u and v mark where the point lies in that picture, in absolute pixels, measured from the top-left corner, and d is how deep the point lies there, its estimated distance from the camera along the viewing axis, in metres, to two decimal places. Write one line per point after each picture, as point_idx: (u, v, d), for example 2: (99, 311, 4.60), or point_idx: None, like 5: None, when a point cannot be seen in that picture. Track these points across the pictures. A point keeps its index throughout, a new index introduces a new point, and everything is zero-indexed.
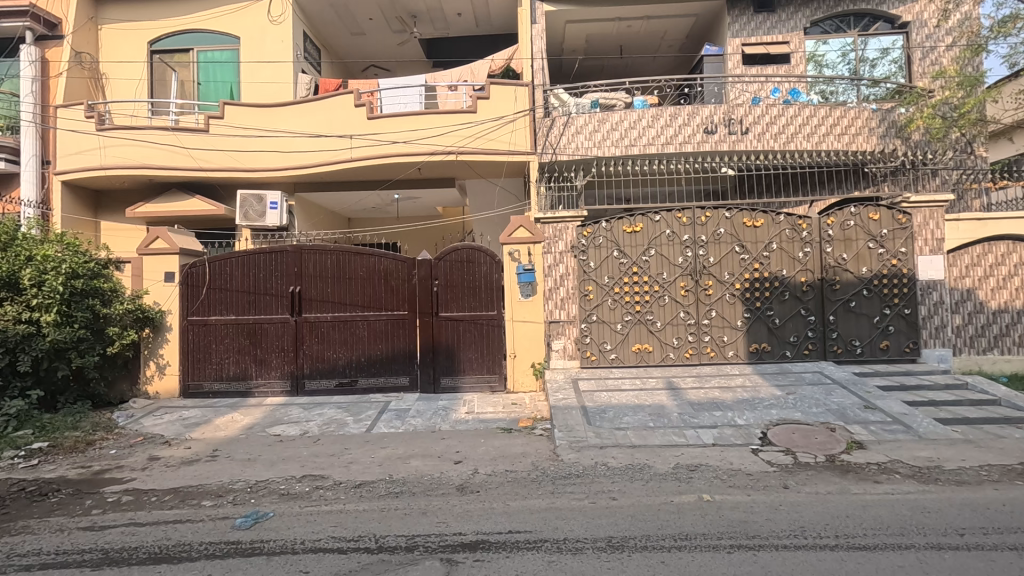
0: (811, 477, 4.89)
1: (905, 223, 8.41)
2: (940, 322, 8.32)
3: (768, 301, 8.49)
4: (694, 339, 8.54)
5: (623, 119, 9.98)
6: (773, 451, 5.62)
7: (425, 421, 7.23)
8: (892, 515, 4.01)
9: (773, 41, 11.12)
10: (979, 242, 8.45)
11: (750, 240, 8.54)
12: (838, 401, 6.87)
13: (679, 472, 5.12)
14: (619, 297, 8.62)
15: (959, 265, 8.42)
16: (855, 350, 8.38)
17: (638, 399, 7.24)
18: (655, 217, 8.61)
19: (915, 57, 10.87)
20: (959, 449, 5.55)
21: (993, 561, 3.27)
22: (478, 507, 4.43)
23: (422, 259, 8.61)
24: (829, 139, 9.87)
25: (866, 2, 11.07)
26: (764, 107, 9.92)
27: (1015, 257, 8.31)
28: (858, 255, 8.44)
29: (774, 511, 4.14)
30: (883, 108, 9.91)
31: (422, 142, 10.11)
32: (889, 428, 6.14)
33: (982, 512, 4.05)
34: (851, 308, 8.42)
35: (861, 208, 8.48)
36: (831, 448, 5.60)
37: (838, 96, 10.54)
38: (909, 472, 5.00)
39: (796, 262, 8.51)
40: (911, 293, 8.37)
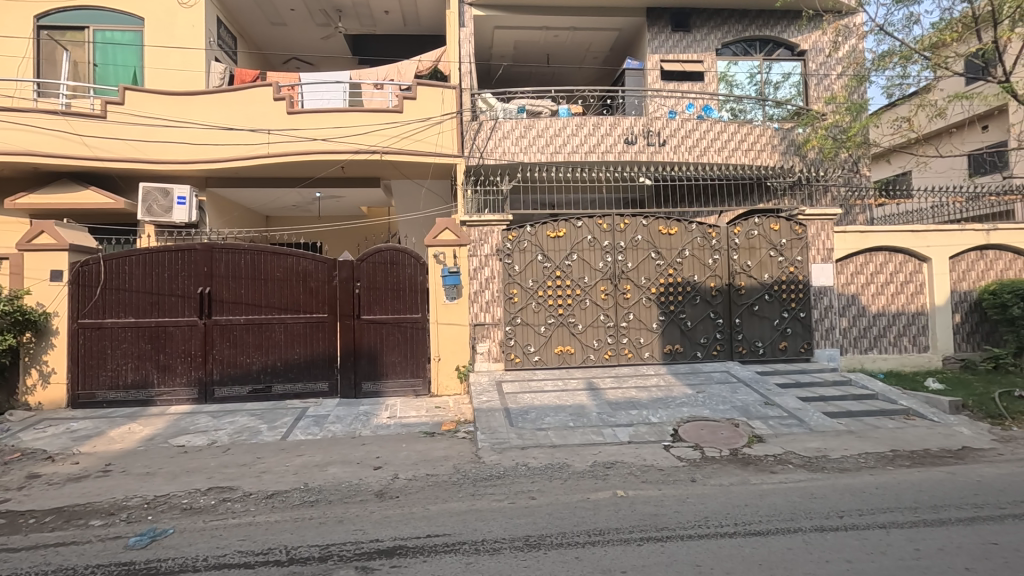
0: (716, 470, 5.23)
1: (801, 233, 9.19)
2: (829, 324, 9.15)
3: (681, 305, 8.97)
4: (613, 341, 8.87)
5: (548, 127, 10.24)
6: (683, 447, 5.94)
7: (345, 427, 7.02)
8: (784, 502, 4.36)
9: (689, 59, 11.79)
10: (862, 252, 9.36)
11: (665, 247, 9.00)
12: (742, 398, 7.38)
13: (596, 470, 5.30)
14: (543, 300, 8.80)
15: (846, 273, 9.32)
16: (757, 350, 9.04)
17: (559, 400, 7.42)
18: (578, 222, 8.88)
19: (811, 83, 11.98)
20: (843, 439, 6.14)
21: (866, 539, 3.65)
22: (397, 513, 4.36)
23: (343, 260, 8.38)
24: (737, 153, 10.64)
25: (771, 28, 11.94)
26: (680, 121, 10.55)
27: (890, 266, 9.37)
28: (761, 262, 9.12)
29: (682, 503, 4.39)
30: (784, 128, 10.91)
31: (344, 140, 9.82)
32: (786, 422, 6.68)
33: (859, 495, 4.50)
34: (755, 311, 9.07)
35: (763, 219, 9.17)
36: (735, 442, 6.01)
37: (747, 113, 11.18)
38: (801, 462, 5.46)
39: (706, 268, 9.05)
40: (806, 297, 9.15)
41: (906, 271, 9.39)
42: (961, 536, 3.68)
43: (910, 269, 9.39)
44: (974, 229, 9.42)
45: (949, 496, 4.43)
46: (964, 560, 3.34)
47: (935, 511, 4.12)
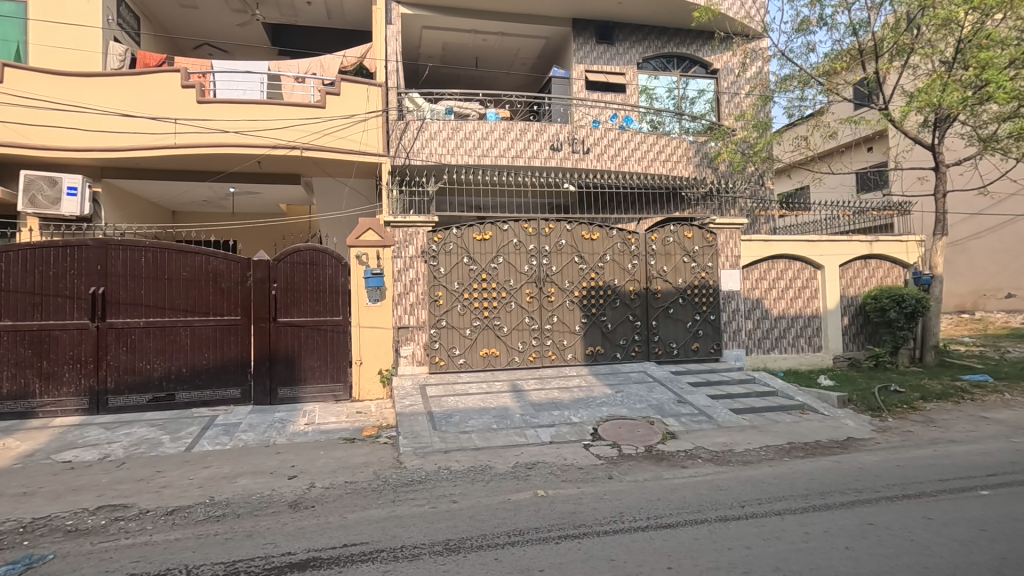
0: (631, 467, 5.44)
1: (711, 241, 9.79)
2: (737, 326, 9.80)
3: (602, 308, 9.28)
4: (537, 343, 9.01)
5: (475, 130, 10.32)
6: (602, 445, 6.14)
7: (257, 436, 6.66)
8: (693, 495, 4.61)
9: (612, 71, 12.23)
10: (765, 259, 10.10)
11: (587, 252, 9.27)
12: (658, 397, 7.74)
13: (518, 471, 5.36)
14: (468, 303, 8.79)
15: (752, 278, 10.02)
16: (672, 350, 9.51)
17: (483, 402, 7.44)
18: (503, 225, 8.96)
19: (723, 100, 12.83)
20: (746, 434, 6.59)
21: (764, 526, 3.93)
22: (312, 524, 4.19)
23: (258, 259, 7.96)
24: (656, 164, 11.23)
25: (687, 47, 12.64)
26: (603, 130, 11.00)
27: (790, 272, 10.17)
28: (676, 268, 9.61)
29: (599, 500, 4.53)
30: (698, 141, 11.62)
31: (261, 133, 9.34)
32: (696, 418, 7.08)
33: (758, 486, 4.85)
34: (670, 314, 9.54)
35: (678, 227, 9.67)
36: (650, 439, 6.29)
37: (665, 126, 11.85)
38: (709, 456, 5.81)
39: (626, 273, 9.42)
40: (716, 301, 9.75)
41: (803, 277, 10.24)
42: (844, 518, 4.06)
43: (806, 275, 10.24)
44: (859, 241, 10.45)
45: (834, 482, 4.88)
46: (846, 540, 3.68)
47: (823, 497, 4.52)
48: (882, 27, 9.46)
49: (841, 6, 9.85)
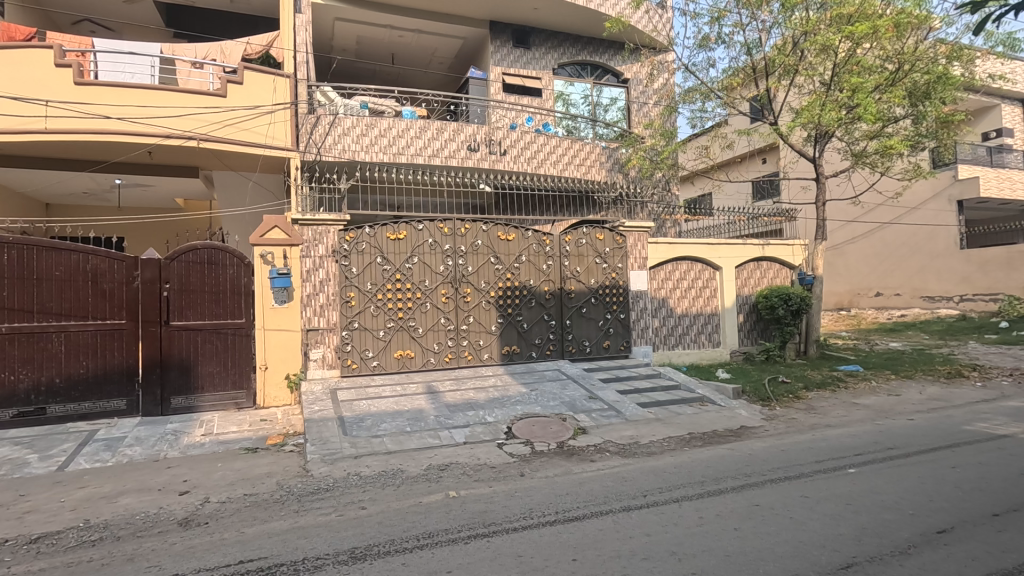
0: (542, 463, 5.56)
1: (621, 243, 10.22)
2: (644, 324, 10.28)
3: (517, 307, 9.39)
4: (453, 344, 8.97)
5: (391, 127, 10.15)
6: (515, 443, 6.22)
7: (145, 450, 6.12)
8: (600, 488, 4.78)
9: (528, 75, 12.44)
10: (670, 261, 10.68)
11: (503, 252, 9.35)
12: (570, 394, 7.96)
13: (430, 473, 5.30)
14: (382, 304, 8.59)
15: (658, 279, 10.57)
16: (585, 348, 9.79)
17: (397, 405, 7.30)
18: (418, 225, 8.84)
19: (633, 109, 13.40)
20: (651, 426, 6.94)
21: (663, 514, 4.15)
22: (204, 542, 3.91)
23: (148, 258, 7.33)
24: (570, 168, 11.61)
25: (600, 55, 13.11)
26: (519, 133, 11.21)
27: (692, 273, 10.84)
28: (588, 269, 9.94)
29: (510, 498, 4.59)
30: (610, 147, 12.11)
31: (152, 121, 8.58)
32: (606, 413, 7.36)
33: (659, 475, 5.11)
34: (582, 313, 9.83)
35: (590, 229, 10.01)
36: (562, 435, 6.46)
37: (580, 131, 12.32)
38: (616, 449, 6.05)
39: (541, 273, 9.61)
40: (625, 300, 10.18)
41: (704, 278, 10.94)
42: (734, 501, 4.38)
43: (706, 276, 10.95)
44: (753, 244, 11.32)
45: (726, 468, 5.25)
46: (735, 522, 3.97)
47: (717, 483, 4.85)
48: (772, 48, 10.32)
49: (737, 26, 10.61)
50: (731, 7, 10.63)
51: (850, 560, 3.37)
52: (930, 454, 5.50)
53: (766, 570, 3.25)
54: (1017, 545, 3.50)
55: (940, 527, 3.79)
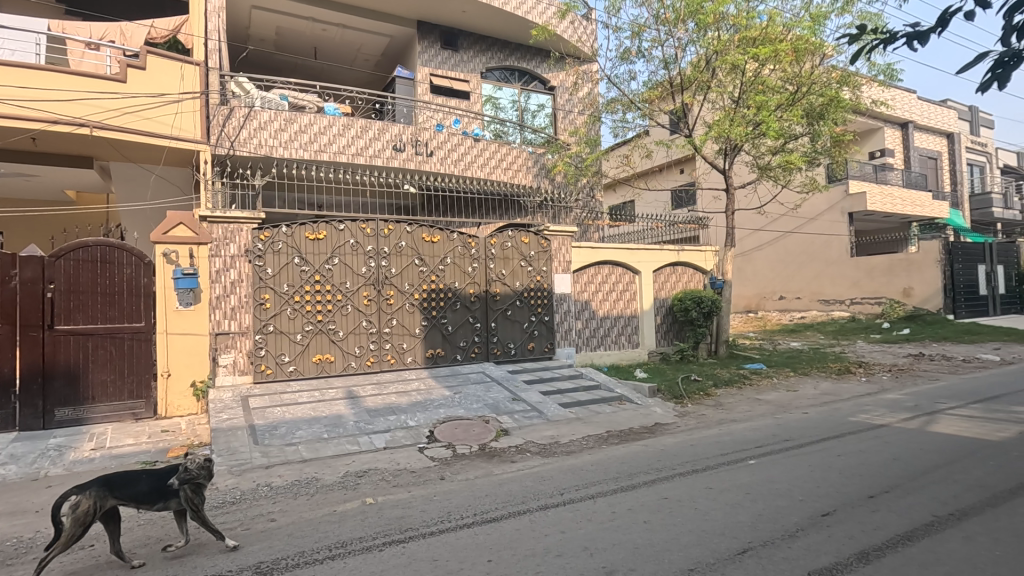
0: (463, 466, 5.55)
1: (546, 246, 10.40)
2: (568, 326, 10.52)
3: (442, 310, 9.33)
4: (375, 347, 8.75)
5: (312, 123, 9.83)
6: (436, 447, 6.17)
7: (22, 468, 5.51)
8: (519, 488, 4.84)
9: (456, 77, 12.41)
10: (593, 265, 11.00)
11: (428, 254, 9.26)
12: (494, 396, 8.00)
13: (347, 480, 5.15)
14: (299, 306, 8.25)
15: (581, 282, 10.86)
16: (510, 350, 9.88)
17: (314, 411, 7.03)
18: (339, 225, 8.57)
19: (559, 116, 13.67)
20: (571, 425, 7.12)
21: (578, 510, 4.27)
22: (88, 566, 3.57)
23: (29, 256, 6.64)
24: (497, 171, 11.70)
25: (527, 62, 13.31)
26: (446, 135, 11.16)
27: (613, 276, 11.23)
28: (513, 271, 10.04)
29: (428, 502, 4.54)
30: (537, 152, 12.25)
31: (36, 104, 7.76)
32: (528, 414, 7.46)
33: (576, 473, 5.24)
34: (507, 315, 9.91)
35: (516, 232, 10.11)
36: (484, 437, 6.48)
37: (507, 135, 12.45)
38: (537, 449, 6.14)
39: (466, 275, 9.60)
40: (549, 302, 10.36)
41: (624, 282, 11.37)
42: (645, 495, 4.57)
43: (626, 279, 11.39)
44: (669, 249, 11.91)
45: (640, 464, 5.48)
46: (645, 515, 4.14)
47: (631, 479, 5.04)
48: (687, 65, 10.94)
49: (656, 42, 11.14)
50: (650, 23, 11.14)
51: (746, 545, 3.61)
52: (819, 444, 6.01)
53: (671, 559, 3.42)
54: (887, 523, 3.90)
55: (824, 510, 4.15)
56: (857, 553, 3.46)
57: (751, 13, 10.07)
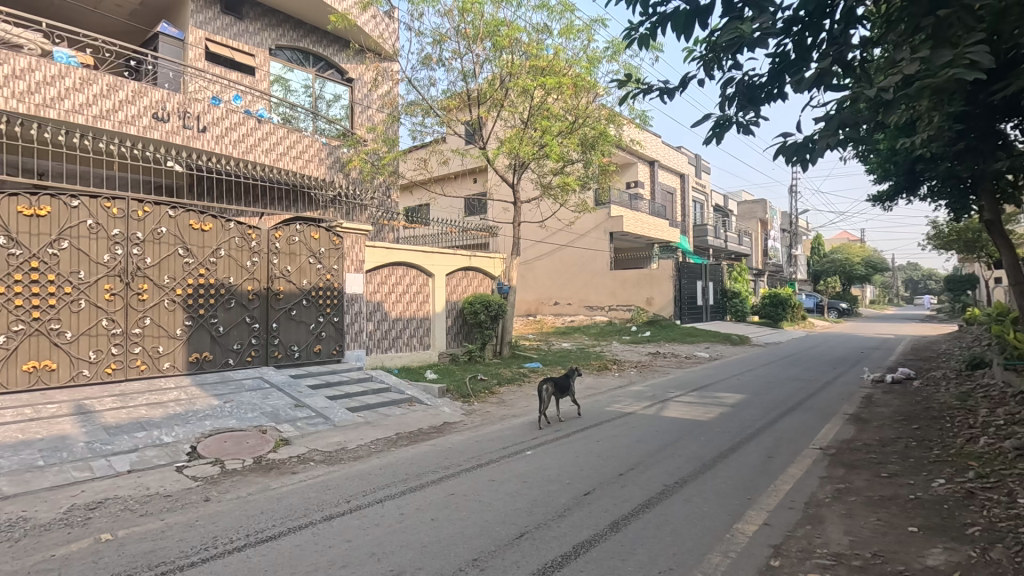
0: (234, 483, 4.95)
1: (338, 244, 9.91)
2: (359, 328, 10.18)
3: (212, 308, 8.21)
4: (120, 351, 7.30)
5: (36, 69, 7.84)
6: (200, 464, 5.41)
7: None
8: (300, 501, 4.52)
9: (239, 48, 11.09)
10: (386, 265, 10.86)
11: (195, 244, 8.08)
12: (273, 403, 7.31)
13: (72, 517, 4.16)
14: (5, 300, 6.45)
15: (374, 282, 10.62)
16: (293, 354, 9.13)
17: (24, 433, 5.54)
18: (71, 200, 6.96)
19: (356, 110, 13.11)
20: (359, 430, 6.91)
21: (365, 517, 4.16)
22: None
23: None
24: (285, 159, 10.80)
25: (323, 47, 12.50)
26: (224, 111, 9.94)
27: (407, 278, 11.24)
28: (300, 268, 9.33)
29: (187, 529, 3.94)
30: (331, 144, 11.68)
31: None
32: (312, 421, 7.01)
33: (364, 479, 5.09)
34: (292, 316, 9.17)
35: (305, 226, 9.42)
36: (260, 449, 5.89)
37: (298, 122, 11.65)
38: (321, 458, 5.81)
39: (243, 271, 8.60)
40: (339, 303, 9.88)
41: (418, 284, 11.47)
42: (432, 493, 4.68)
43: (420, 282, 11.51)
44: (461, 254, 12.38)
45: (428, 464, 5.58)
46: (431, 513, 4.24)
47: (419, 478, 5.11)
48: (482, 80, 11.65)
49: (456, 54, 11.55)
50: (451, 35, 11.49)
51: (523, 529, 3.95)
52: (583, 433, 6.89)
53: (456, 552, 3.56)
54: (632, 495, 4.66)
55: (586, 490, 4.77)
56: (611, 524, 4.06)
57: (541, 45, 11.13)
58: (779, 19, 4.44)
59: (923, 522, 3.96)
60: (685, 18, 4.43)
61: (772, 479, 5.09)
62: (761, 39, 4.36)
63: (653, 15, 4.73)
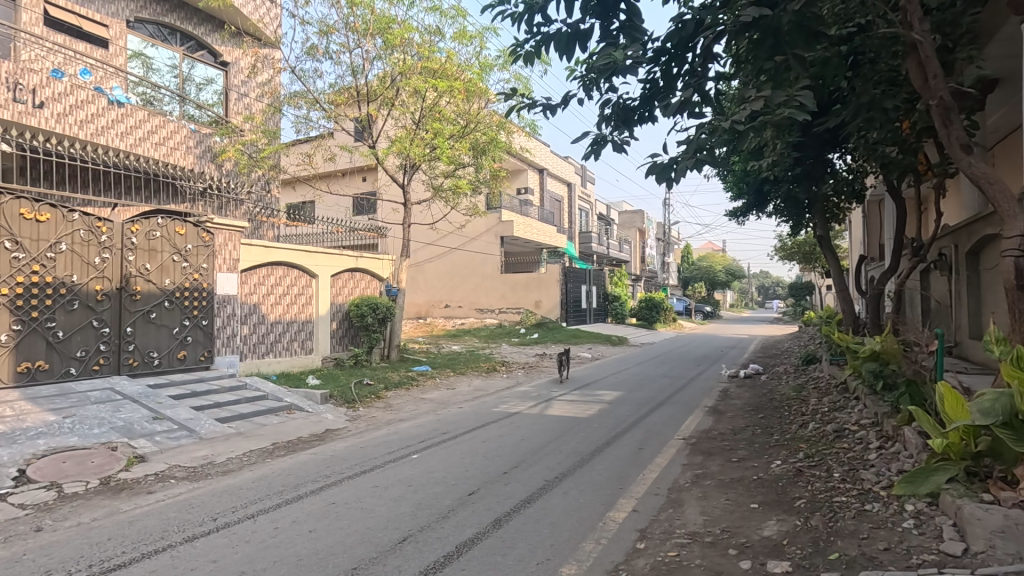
0: (74, 509, 4.37)
1: (208, 240, 9.11)
2: (231, 332, 9.46)
3: (49, 310, 7.16)
4: None
5: None
6: (30, 490, 4.71)
7: None
8: (158, 522, 4.11)
9: (88, 16, 9.80)
10: (264, 265, 10.18)
11: (28, 237, 7.03)
12: (126, 417, 6.55)
13: None
14: None
15: (249, 283, 9.92)
16: (151, 361, 8.24)
17: None
18: None
19: (231, 97, 12.10)
20: (230, 442, 6.41)
21: (235, 534, 3.90)
22: None
23: None
24: (145, 145, 9.83)
25: (193, 25, 11.42)
26: (69, 86, 8.75)
27: (288, 279, 10.63)
28: (162, 266, 8.46)
29: (11, 566, 3.42)
30: (201, 131, 10.81)
31: None
32: (174, 435, 6.39)
33: (234, 494, 4.75)
34: (150, 319, 8.28)
35: (167, 220, 8.54)
36: (108, 468, 5.26)
37: (161, 104, 10.58)
38: (183, 474, 5.31)
39: (90, 268, 7.62)
40: (208, 305, 9.10)
41: (300, 285, 10.89)
42: (310, 504, 4.49)
43: (302, 283, 10.94)
44: (348, 254, 11.95)
45: (308, 473, 5.33)
46: (310, 524, 4.07)
47: (296, 490, 4.87)
48: (373, 77, 11.41)
49: (343, 48, 11.17)
50: (339, 27, 11.09)
51: (406, 533, 3.93)
52: (469, 434, 6.98)
53: (335, 563, 3.46)
54: (515, 492, 4.82)
55: (470, 490, 4.86)
56: (493, 521, 4.18)
57: (433, 47, 11.11)
58: (650, 48, 4.87)
59: (762, 499, 4.54)
60: (566, 40, 4.72)
61: (642, 469, 5.52)
62: (632, 66, 4.76)
63: (537, 34, 4.97)
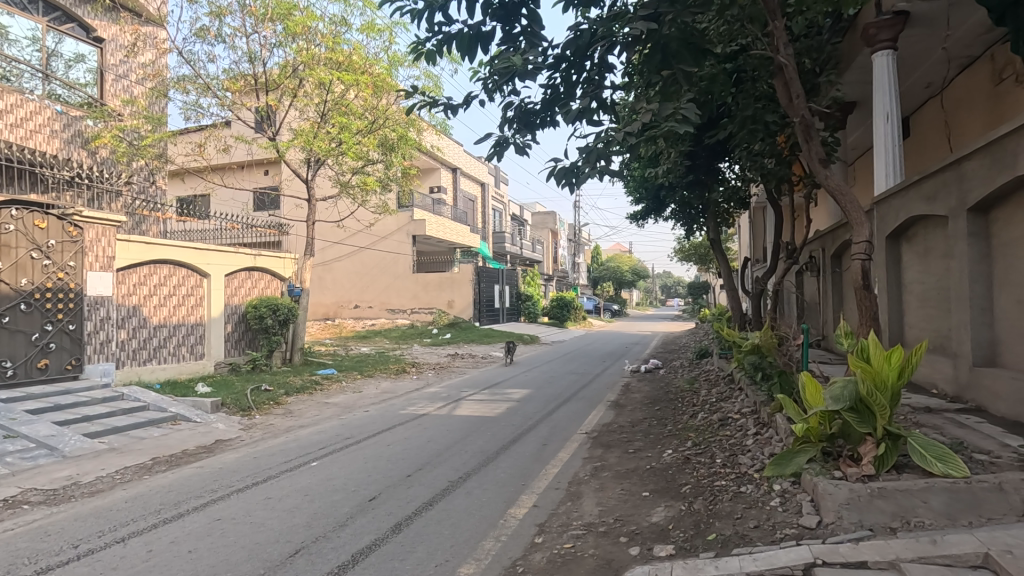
0: None
1: (76, 235, 8.16)
2: (105, 337, 8.56)
3: None
4: None
5: None
6: None
7: None
8: (3, 555, 3.63)
9: None
10: (145, 263, 9.31)
11: None
12: None
13: None
14: None
15: (128, 283, 9.02)
16: (4, 372, 7.23)
17: None
18: None
19: (108, 78, 10.91)
20: (100, 459, 5.79)
21: (100, 561, 3.53)
22: None
23: None
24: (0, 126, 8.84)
25: None
26: None
27: (174, 278, 9.79)
28: (18, 265, 7.45)
29: None
30: (69, 114, 9.96)
31: None
32: (30, 454, 5.68)
33: (101, 517, 4.29)
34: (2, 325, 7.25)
35: (24, 211, 7.55)
36: None
37: (20, 79, 9.29)
38: (40, 498, 4.73)
39: None
40: (77, 307, 8.16)
41: (188, 285, 10.07)
42: (192, 522, 4.17)
43: (191, 283, 10.13)
44: (244, 253, 11.24)
45: (191, 489, 4.94)
46: (189, 543, 3.77)
47: (176, 507, 4.49)
48: (273, 65, 10.78)
49: (238, 32, 10.47)
50: (233, 9, 10.38)
51: (298, 545, 3.75)
52: (374, 438, 6.80)
53: None
54: (417, 495, 4.76)
55: (371, 495, 4.73)
56: (393, 526, 4.09)
57: (338, 37, 10.66)
58: (550, 54, 4.98)
59: (653, 487, 4.81)
60: (467, 41, 4.71)
61: (544, 464, 5.66)
62: (532, 71, 4.85)
63: (438, 33, 4.93)
